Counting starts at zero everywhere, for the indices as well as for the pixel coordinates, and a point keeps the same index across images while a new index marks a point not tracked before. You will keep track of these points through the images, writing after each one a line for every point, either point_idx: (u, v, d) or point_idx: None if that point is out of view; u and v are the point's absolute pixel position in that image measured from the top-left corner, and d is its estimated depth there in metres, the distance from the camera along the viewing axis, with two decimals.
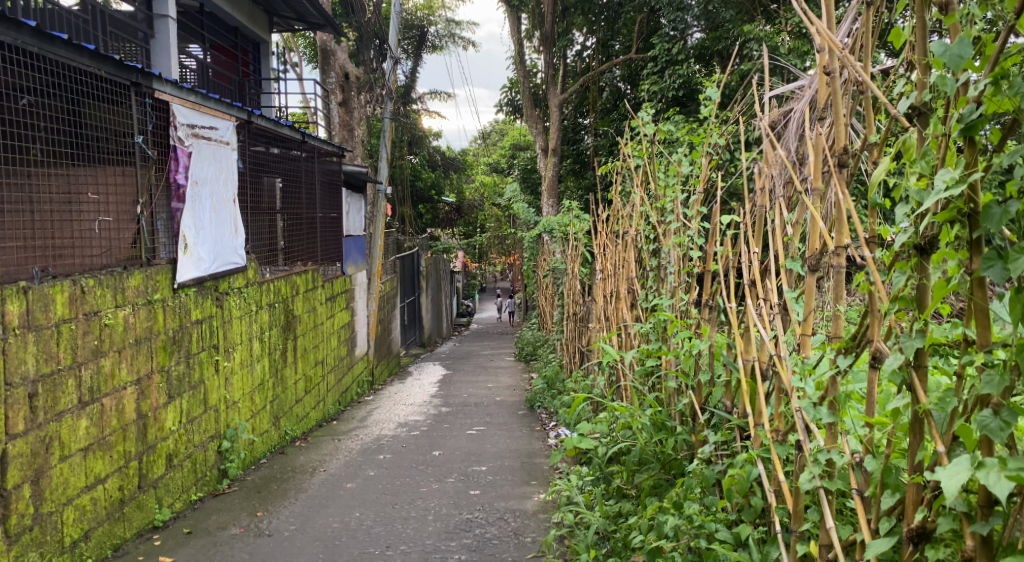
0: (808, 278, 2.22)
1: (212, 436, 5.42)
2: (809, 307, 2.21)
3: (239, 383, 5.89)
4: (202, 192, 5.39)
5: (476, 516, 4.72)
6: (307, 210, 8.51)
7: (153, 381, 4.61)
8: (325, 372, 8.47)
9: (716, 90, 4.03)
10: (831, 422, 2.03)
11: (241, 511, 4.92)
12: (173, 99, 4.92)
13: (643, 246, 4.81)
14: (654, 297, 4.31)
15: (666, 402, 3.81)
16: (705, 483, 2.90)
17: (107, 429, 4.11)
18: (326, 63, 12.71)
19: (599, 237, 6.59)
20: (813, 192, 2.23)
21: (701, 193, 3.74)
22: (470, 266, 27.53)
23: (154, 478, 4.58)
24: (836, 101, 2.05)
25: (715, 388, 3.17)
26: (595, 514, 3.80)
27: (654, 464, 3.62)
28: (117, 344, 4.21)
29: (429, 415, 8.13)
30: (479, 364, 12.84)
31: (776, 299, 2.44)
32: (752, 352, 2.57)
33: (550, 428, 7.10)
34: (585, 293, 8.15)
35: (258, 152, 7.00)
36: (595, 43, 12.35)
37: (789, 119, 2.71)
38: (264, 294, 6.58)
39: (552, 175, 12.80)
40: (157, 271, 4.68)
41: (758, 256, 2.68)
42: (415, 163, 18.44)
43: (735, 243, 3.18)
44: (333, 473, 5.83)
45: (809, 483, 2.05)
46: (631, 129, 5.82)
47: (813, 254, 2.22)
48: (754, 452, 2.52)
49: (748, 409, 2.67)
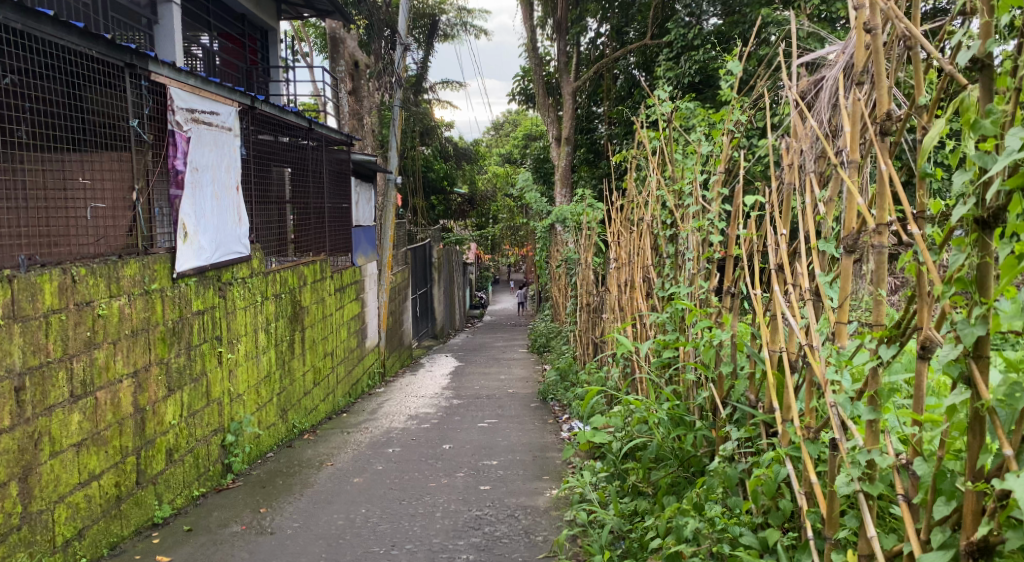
0: (845, 260, 2.03)
1: (216, 430, 5.27)
2: (845, 292, 2.02)
3: (244, 375, 5.74)
4: (203, 179, 5.23)
5: (486, 513, 4.55)
6: (315, 199, 8.31)
7: (151, 374, 4.45)
8: (334, 364, 8.31)
9: (737, 64, 3.80)
10: (871, 420, 1.83)
11: (244, 507, 4.77)
12: (170, 81, 4.76)
13: (658, 232, 4.60)
14: (671, 285, 4.11)
15: (685, 395, 3.62)
16: (728, 483, 2.70)
17: (101, 424, 3.96)
18: (335, 51, 12.39)
19: (613, 225, 6.36)
20: (850, 165, 2.06)
21: (721, 174, 3.52)
22: (483, 258, 27.37)
23: (153, 474, 4.42)
24: (878, 61, 1.85)
25: (738, 381, 2.96)
26: (609, 513, 3.61)
27: (672, 461, 3.42)
28: (111, 335, 4.06)
29: (439, 408, 7.96)
30: (491, 355, 12.67)
31: (807, 285, 2.24)
32: (780, 341, 2.38)
33: (564, 421, 6.91)
34: (599, 284, 7.94)
35: (264, 140, 6.81)
36: (609, 31, 12.07)
37: (821, 88, 2.51)
38: (270, 284, 6.42)
39: (565, 165, 12.60)
40: (155, 260, 4.52)
41: (785, 238, 2.49)
42: (427, 154, 18.25)
43: (759, 225, 2.97)
44: (340, 467, 5.67)
45: (847, 486, 1.87)
46: (648, 113, 5.59)
47: (849, 235, 2.04)
48: (782, 450, 2.33)
49: (774, 404, 2.47)
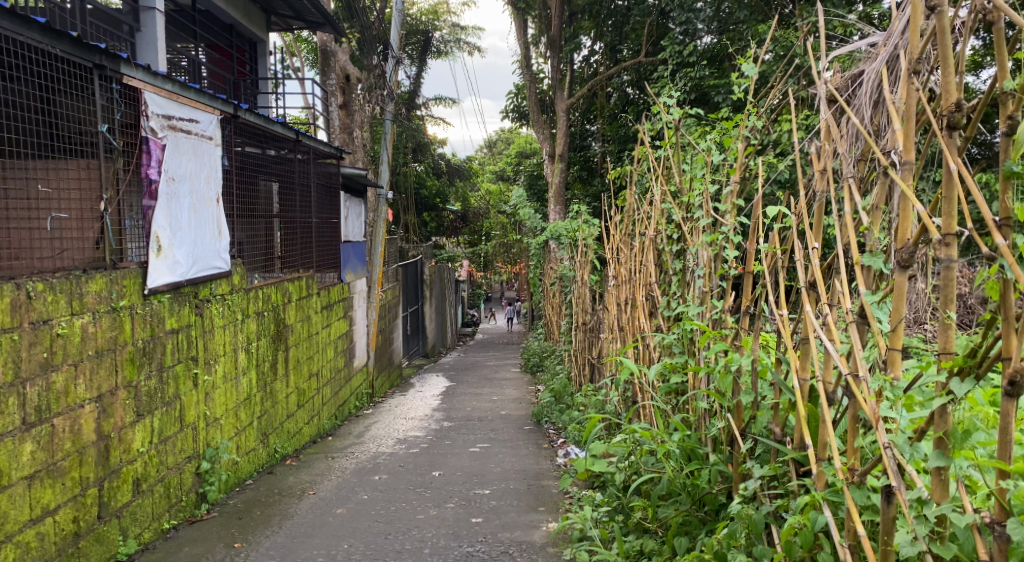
0: (898, 278, 1.75)
1: (190, 457, 4.92)
2: (899, 313, 1.73)
3: (222, 398, 5.40)
4: (180, 190, 4.92)
5: (478, 549, 4.23)
6: (301, 215, 7.97)
7: (118, 398, 4.12)
8: (319, 385, 7.96)
9: (752, 66, 3.50)
10: (939, 467, 1.59)
11: (217, 541, 4.43)
12: (144, 85, 4.45)
13: (662, 247, 4.30)
14: (679, 305, 3.80)
15: (696, 424, 3.32)
16: (753, 529, 2.41)
17: (58, 454, 3.63)
18: (326, 64, 12.03)
19: (611, 243, 6.05)
20: (902, 167, 1.79)
21: (736, 185, 3.21)
22: (474, 276, 27.03)
23: (118, 506, 4.09)
24: (944, 42, 1.59)
25: (761, 412, 2.66)
26: (614, 553, 3.31)
27: (683, 498, 3.13)
28: (72, 356, 3.74)
29: (429, 431, 7.61)
30: (483, 375, 12.32)
31: (851, 305, 1.94)
32: (815, 367, 2.11)
33: (559, 446, 6.59)
34: (596, 303, 7.62)
35: (248, 151, 6.48)
36: (603, 48, 11.79)
37: (859, 84, 2.22)
38: (251, 302, 6.08)
39: (559, 182, 12.23)
40: (124, 275, 4.18)
41: (818, 252, 2.21)
42: (420, 170, 17.96)
43: (782, 239, 2.67)
44: (323, 496, 5.32)
45: (911, 546, 1.65)
46: (651, 123, 5.28)
47: (905, 246, 1.75)
48: (819, 494, 2.07)
49: (807, 440, 2.19)
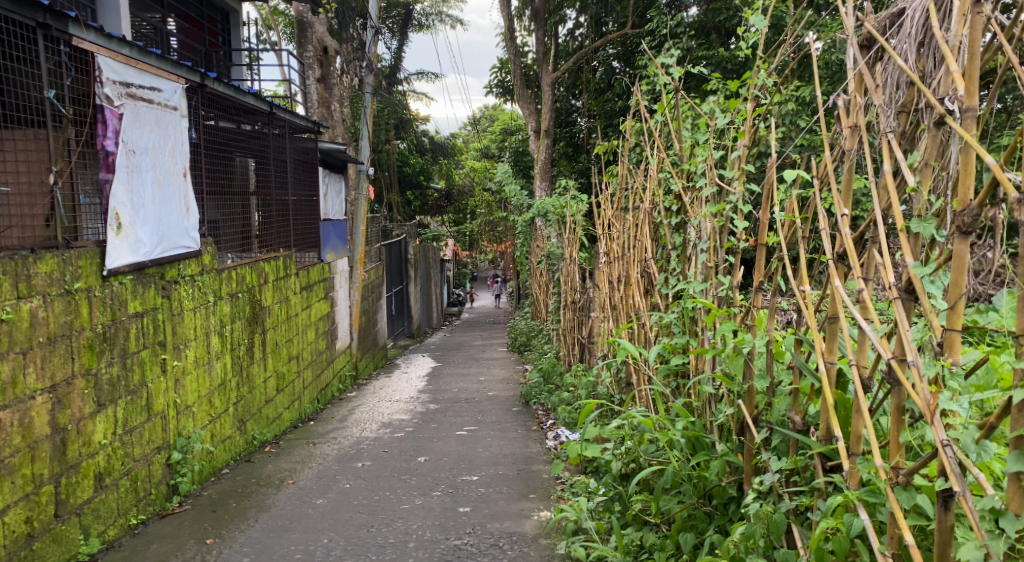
0: (959, 245, 1.48)
1: (159, 447, 4.62)
2: (960, 285, 1.47)
3: (194, 384, 5.09)
4: (142, 163, 4.58)
5: (466, 543, 3.97)
6: (277, 191, 7.57)
7: (75, 388, 3.81)
8: (299, 368, 7.66)
9: (762, 18, 3.17)
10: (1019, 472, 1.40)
11: (188, 538, 4.15)
12: (98, 49, 4.08)
13: (658, 220, 4.01)
14: (679, 281, 3.52)
15: (700, 410, 3.06)
16: (774, 530, 2.16)
17: (5, 450, 3.33)
18: (303, 35, 11.56)
19: (601, 219, 5.75)
20: (962, 115, 1.52)
21: (745, 148, 2.92)
22: (459, 254, 26.68)
23: (78, 503, 3.80)
24: None
25: (779, 399, 2.39)
26: (613, 548, 3.07)
27: (687, 490, 2.88)
28: (20, 343, 3.44)
29: (414, 414, 7.34)
30: (469, 355, 12.06)
31: (895, 280, 1.66)
32: (850, 352, 1.86)
33: (548, 428, 6.34)
34: (585, 281, 7.33)
35: (218, 123, 6.09)
36: (587, 20, 11.45)
37: (902, 24, 1.93)
38: (224, 283, 5.76)
39: (545, 158, 11.86)
40: (78, 255, 3.87)
41: (849, 219, 1.93)
42: (403, 148, 17.56)
43: (803, 206, 2.38)
44: (302, 486, 5.04)
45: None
46: (643, 89, 4.95)
47: (966, 208, 1.48)
48: (854, 494, 1.81)
49: (835, 431, 1.92)
